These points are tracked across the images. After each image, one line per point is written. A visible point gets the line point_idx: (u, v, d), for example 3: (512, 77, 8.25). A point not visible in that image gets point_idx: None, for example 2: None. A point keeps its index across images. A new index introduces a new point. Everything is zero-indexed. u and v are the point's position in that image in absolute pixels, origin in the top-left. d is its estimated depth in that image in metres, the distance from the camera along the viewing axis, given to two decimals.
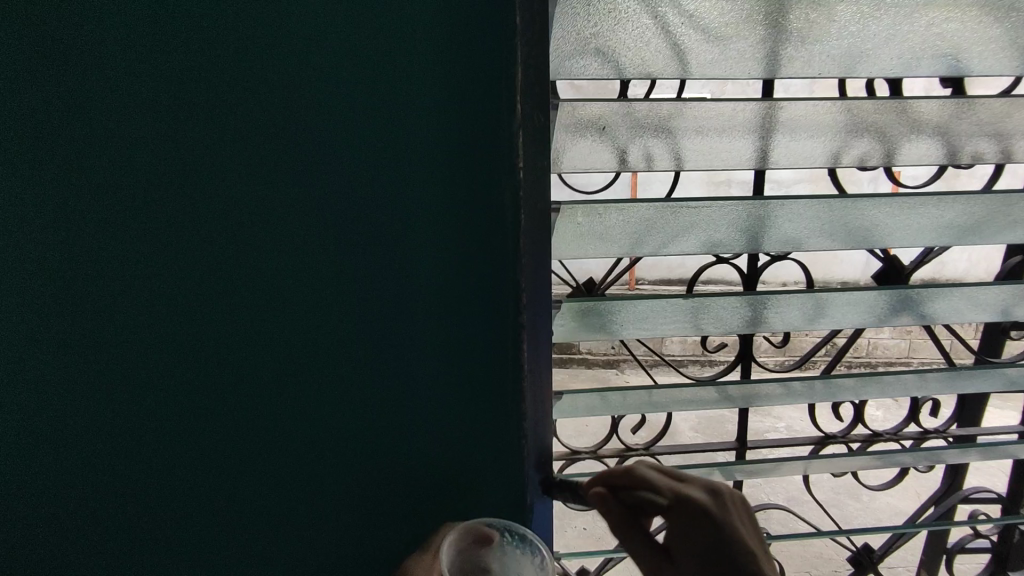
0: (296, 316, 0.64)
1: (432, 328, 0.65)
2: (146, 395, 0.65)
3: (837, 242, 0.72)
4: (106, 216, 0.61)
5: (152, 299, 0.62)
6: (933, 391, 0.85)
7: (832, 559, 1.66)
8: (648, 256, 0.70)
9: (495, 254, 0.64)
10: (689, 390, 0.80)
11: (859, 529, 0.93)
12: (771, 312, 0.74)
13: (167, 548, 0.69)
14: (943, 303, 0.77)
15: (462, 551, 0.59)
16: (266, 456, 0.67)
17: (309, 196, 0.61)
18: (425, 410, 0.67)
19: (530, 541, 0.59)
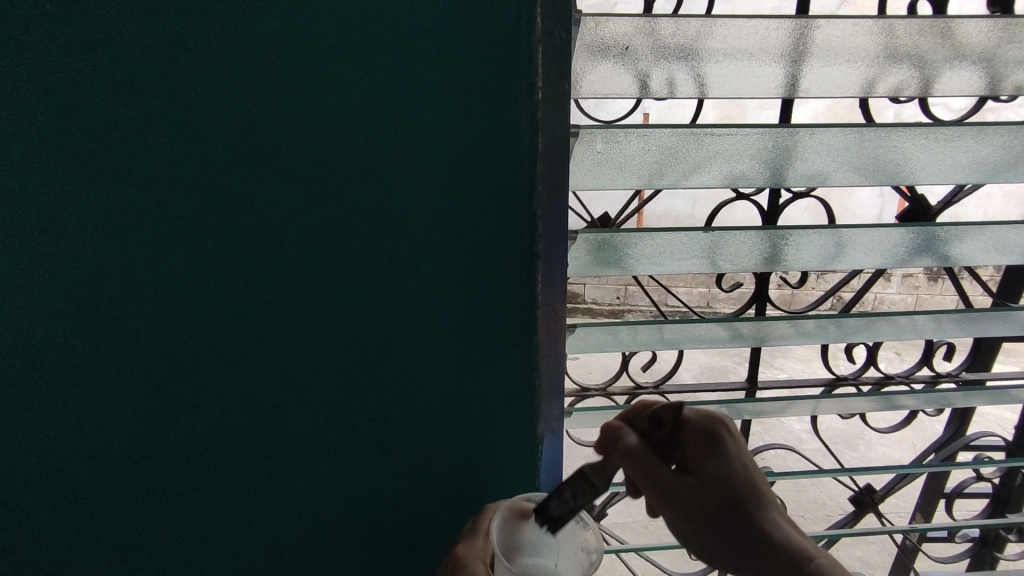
0: (309, 240, 0.63)
1: (446, 256, 0.64)
2: (160, 315, 0.65)
3: (865, 177, 0.69)
4: (117, 134, 0.60)
5: (165, 220, 0.62)
6: (949, 334, 0.84)
7: (828, 504, 1.69)
8: (668, 187, 0.68)
9: (512, 181, 0.63)
10: (701, 328, 0.79)
11: (863, 469, 0.94)
12: (790, 249, 0.73)
13: (183, 469, 0.71)
14: (969, 244, 0.75)
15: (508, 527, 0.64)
16: (281, 380, 0.68)
17: (324, 114, 0.59)
18: (437, 337, 0.67)
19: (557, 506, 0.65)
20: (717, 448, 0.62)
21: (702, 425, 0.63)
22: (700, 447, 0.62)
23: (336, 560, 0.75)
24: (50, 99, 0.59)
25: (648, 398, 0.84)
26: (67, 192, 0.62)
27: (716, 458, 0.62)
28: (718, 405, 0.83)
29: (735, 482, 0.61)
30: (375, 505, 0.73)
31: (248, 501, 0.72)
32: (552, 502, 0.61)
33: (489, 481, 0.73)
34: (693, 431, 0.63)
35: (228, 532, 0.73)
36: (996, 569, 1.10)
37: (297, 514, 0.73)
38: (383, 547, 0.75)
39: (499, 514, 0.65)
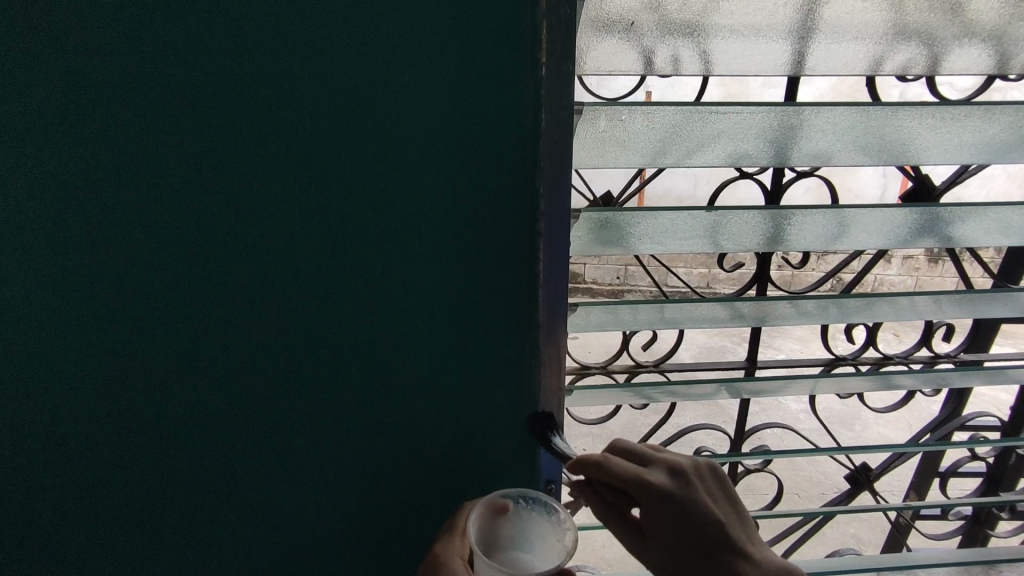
0: (311, 218, 0.63)
1: (449, 235, 0.64)
2: (160, 293, 0.65)
3: (869, 157, 0.69)
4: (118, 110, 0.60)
5: (167, 198, 0.62)
6: (948, 315, 0.84)
7: (822, 483, 1.72)
8: (671, 167, 0.67)
9: (515, 159, 0.62)
10: (702, 307, 0.79)
11: (860, 448, 0.95)
12: (792, 229, 0.72)
13: (189, 445, 0.72)
14: (970, 225, 0.75)
15: (486, 524, 0.65)
16: (283, 357, 0.68)
17: (324, 90, 0.59)
18: (438, 316, 0.67)
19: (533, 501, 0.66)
20: (668, 525, 0.55)
21: (646, 502, 0.56)
22: (651, 520, 0.56)
23: (340, 534, 0.76)
24: (49, 74, 0.58)
25: (648, 376, 0.85)
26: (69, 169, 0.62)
27: (666, 533, 0.56)
28: (717, 384, 0.83)
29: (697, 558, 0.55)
30: (377, 480, 0.74)
31: (252, 477, 0.73)
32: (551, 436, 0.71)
33: (491, 458, 0.74)
34: (648, 505, 0.56)
35: (233, 509, 0.75)
36: (988, 545, 1.12)
37: (301, 489, 0.74)
38: (386, 522, 0.76)
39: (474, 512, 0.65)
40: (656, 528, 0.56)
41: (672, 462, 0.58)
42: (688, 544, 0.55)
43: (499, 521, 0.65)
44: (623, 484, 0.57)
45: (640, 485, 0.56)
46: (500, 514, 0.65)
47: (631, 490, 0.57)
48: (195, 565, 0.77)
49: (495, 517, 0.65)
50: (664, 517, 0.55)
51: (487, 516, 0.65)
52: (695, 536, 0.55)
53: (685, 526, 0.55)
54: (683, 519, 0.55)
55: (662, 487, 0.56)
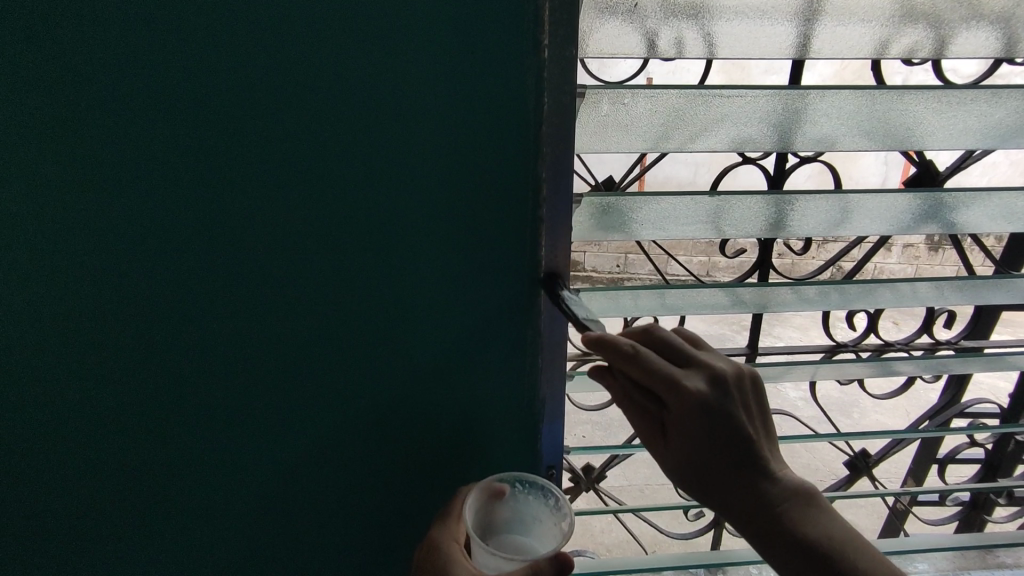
0: (312, 202, 0.63)
1: (451, 220, 0.64)
2: (160, 277, 0.65)
3: (874, 142, 0.68)
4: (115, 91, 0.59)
5: (166, 182, 0.62)
6: (950, 302, 0.84)
7: (820, 470, 1.73)
8: (674, 152, 0.67)
9: (517, 143, 0.62)
10: (703, 293, 0.79)
11: (860, 435, 0.95)
12: (795, 214, 0.72)
13: (191, 431, 0.72)
14: (974, 211, 0.75)
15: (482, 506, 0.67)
16: (283, 342, 0.68)
17: (324, 72, 0.58)
18: (439, 301, 0.67)
19: (531, 483, 0.67)
20: (695, 432, 0.55)
21: (678, 407, 0.55)
22: (679, 426, 0.56)
23: (342, 518, 0.77)
24: (45, 55, 0.57)
25: None
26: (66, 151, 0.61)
27: (691, 439, 0.55)
28: None
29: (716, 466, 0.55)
30: (379, 464, 0.74)
31: (255, 461, 0.73)
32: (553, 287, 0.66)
33: (492, 443, 0.75)
34: (679, 412, 0.55)
35: (237, 494, 0.75)
36: (984, 530, 1.13)
37: (303, 473, 0.74)
38: (388, 507, 0.76)
39: (471, 497, 0.67)
40: (682, 433, 0.56)
41: (710, 368, 0.56)
42: (715, 448, 0.55)
43: (496, 503, 0.67)
44: (655, 385, 0.55)
45: (674, 390, 0.55)
46: (497, 497, 0.67)
47: (662, 393, 0.55)
48: (197, 549, 0.78)
49: (492, 499, 0.67)
50: (694, 425, 0.55)
51: (483, 500, 0.67)
52: (722, 445, 0.55)
53: (713, 435, 0.55)
54: (715, 428, 0.54)
55: (699, 396, 0.54)
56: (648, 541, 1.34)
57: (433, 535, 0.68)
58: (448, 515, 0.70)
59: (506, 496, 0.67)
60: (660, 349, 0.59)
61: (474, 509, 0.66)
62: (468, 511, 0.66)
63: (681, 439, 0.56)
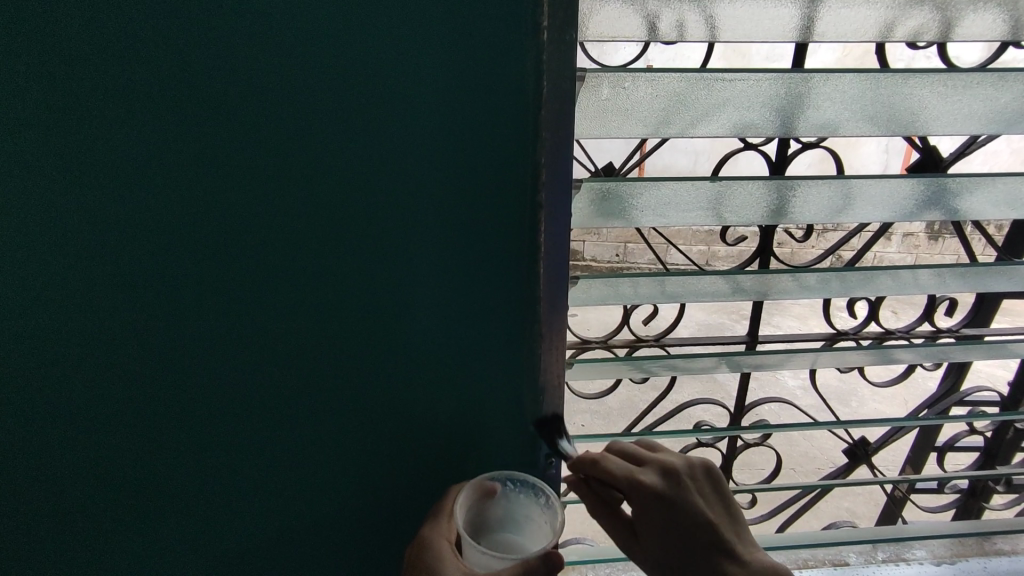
0: (308, 188, 0.62)
1: (449, 206, 0.63)
2: (154, 264, 0.65)
3: (877, 126, 0.67)
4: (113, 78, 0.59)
5: (162, 168, 0.61)
6: (952, 289, 0.84)
7: (818, 458, 1.73)
8: (675, 137, 0.66)
9: (516, 127, 0.61)
10: (703, 281, 0.78)
11: (860, 422, 0.95)
12: (796, 201, 0.71)
13: (190, 419, 0.71)
14: (978, 197, 0.74)
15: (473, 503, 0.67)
16: (280, 329, 0.68)
17: (319, 55, 0.57)
18: (436, 288, 0.66)
19: (524, 481, 0.68)
20: (658, 525, 0.60)
21: (639, 504, 0.61)
22: (644, 521, 0.61)
23: (342, 506, 0.77)
24: (39, 40, 0.57)
25: (648, 350, 0.85)
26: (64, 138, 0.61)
27: (656, 532, 0.61)
28: (718, 358, 0.82)
29: (687, 554, 0.60)
30: (377, 452, 0.74)
31: (253, 450, 0.73)
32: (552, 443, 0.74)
33: (491, 431, 0.74)
34: (641, 507, 0.61)
35: (236, 483, 0.75)
36: (982, 518, 1.13)
37: (301, 461, 0.74)
38: (387, 496, 0.76)
39: (463, 493, 0.67)
40: (647, 527, 0.61)
41: (667, 464, 0.62)
42: (671, 542, 0.60)
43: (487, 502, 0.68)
44: (617, 486, 0.62)
45: (633, 487, 0.61)
46: (489, 496, 0.68)
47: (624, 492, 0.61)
48: (195, 537, 0.77)
49: (483, 498, 0.68)
50: (656, 520, 0.60)
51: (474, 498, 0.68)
52: (686, 535, 0.60)
53: (675, 526, 0.60)
54: (677, 519, 0.60)
55: (656, 491, 0.60)
56: None
57: (424, 532, 0.68)
58: (441, 513, 0.70)
59: (498, 495, 0.68)
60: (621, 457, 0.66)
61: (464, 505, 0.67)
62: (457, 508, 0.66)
63: (648, 533, 0.61)
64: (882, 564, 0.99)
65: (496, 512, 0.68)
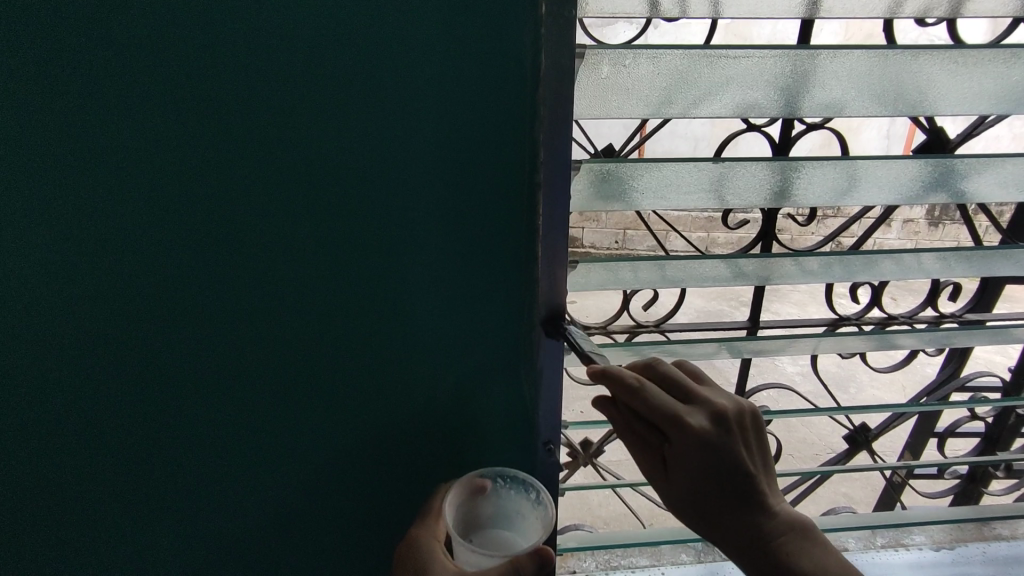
0: (302, 170, 0.61)
1: (446, 189, 0.62)
2: (145, 247, 0.63)
3: (883, 107, 0.66)
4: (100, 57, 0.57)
5: (153, 151, 0.60)
6: (957, 273, 0.83)
7: (816, 444, 1.74)
8: (676, 117, 0.64)
9: (514, 107, 0.59)
10: (704, 265, 0.77)
11: (861, 408, 0.94)
12: (800, 182, 0.70)
13: (184, 407, 0.71)
14: (985, 178, 0.72)
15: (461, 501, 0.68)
16: (274, 314, 0.66)
17: (312, 33, 0.56)
18: (433, 272, 0.65)
19: (512, 478, 0.68)
20: (695, 467, 0.56)
21: (682, 442, 0.56)
22: (680, 461, 0.57)
23: (339, 494, 0.76)
24: (24, 17, 0.55)
25: (648, 336, 0.84)
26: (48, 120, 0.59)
27: (690, 473, 0.57)
28: (719, 344, 0.81)
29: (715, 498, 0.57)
30: (374, 439, 0.73)
31: (249, 438, 0.72)
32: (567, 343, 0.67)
33: (490, 418, 0.73)
34: (683, 447, 0.56)
35: (232, 471, 0.74)
36: (981, 503, 1.13)
37: (297, 448, 0.73)
38: (385, 484, 0.75)
39: (451, 492, 0.68)
40: (682, 466, 0.57)
41: (714, 405, 0.58)
42: (708, 488, 0.57)
43: (476, 499, 0.68)
44: (662, 419, 0.57)
45: (681, 425, 0.56)
46: (477, 492, 0.68)
47: (667, 427, 0.57)
48: (190, 525, 0.76)
49: (472, 494, 0.68)
50: (694, 460, 0.56)
51: (462, 494, 0.68)
52: (721, 479, 0.57)
53: (712, 471, 0.56)
54: (715, 464, 0.56)
55: (703, 434, 0.56)
56: (645, 514, 1.34)
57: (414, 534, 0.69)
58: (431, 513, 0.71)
59: (488, 491, 0.68)
60: (665, 385, 0.60)
61: (451, 503, 0.67)
62: (446, 507, 0.67)
63: (681, 472, 0.57)
64: (881, 550, 0.99)
65: (486, 508, 0.69)
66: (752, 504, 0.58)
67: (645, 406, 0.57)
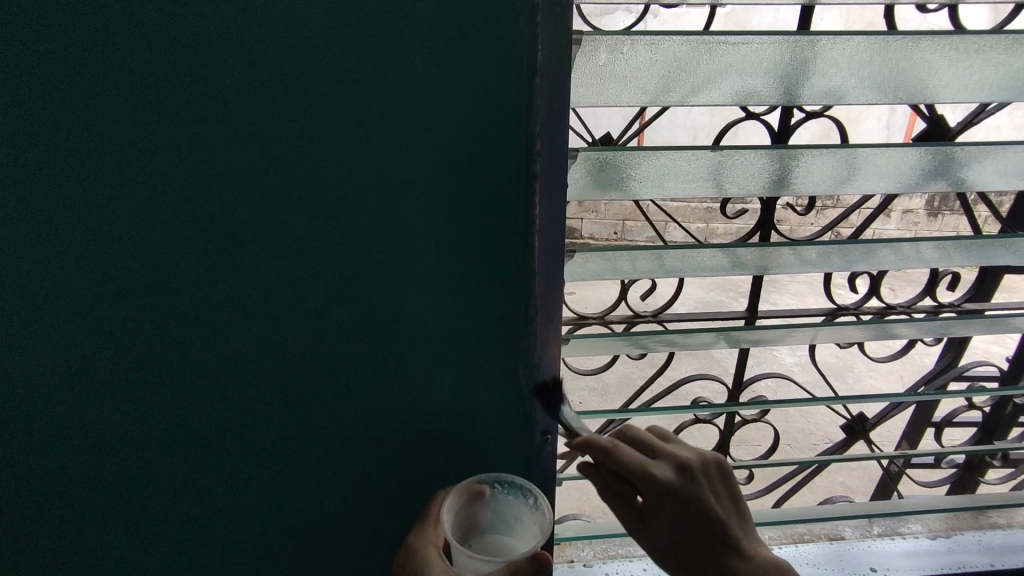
0: (297, 158, 0.60)
1: (442, 178, 0.61)
2: (139, 238, 0.63)
3: (883, 94, 0.65)
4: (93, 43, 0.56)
5: (148, 139, 0.59)
6: (955, 262, 0.82)
7: (814, 434, 1.74)
8: (675, 106, 0.63)
9: (510, 94, 0.59)
10: (703, 255, 0.76)
11: (859, 398, 0.94)
12: (799, 171, 0.69)
13: (179, 399, 0.70)
14: (985, 167, 0.72)
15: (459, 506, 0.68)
16: (268, 305, 0.66)
17: (306, 20, 0.55)
18: (429, 262, 0.65)
19: (512, 483, 0.69)
20: (668, 516, 0.62)
21: (653, 493, 0.62)
22: (654, 510, 0.62)
23: (336, 485, 0.76)
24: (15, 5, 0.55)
25: (646, 326, 0.84)
26: (42, 108, 0.58)
27: (665, 522, 0.62)
28: (717, 333, 0.81)
29: (691, 543, 0.62)
30: (370, 430, 0.73)
31: (245, 430, 0.72)
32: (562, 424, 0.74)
33: (487, 408, 0.73)
34: (655, 497, 0.62)
35: (228, 464, 0.74)
36: (977, 492, 1.14)
37: (293, 439, 0.73)
38: (381, 474, 0.75)
39: (450, 496, 0.68)
40: (657, 514, 0.62)
41: (682, 458, 0.64)
42: (683, 534, 0.62)
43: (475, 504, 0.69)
44: (633, 475, 0.63)
45: (650, 477, 0.62)
46: (476, 497, 0.69)
47: (639, 481, 0.63)
48: (186, 517, 0.76)
49: (471, 499, 0.69)
50: (667, 509, 0.62)
51: (461, 498, 0.69)
52: (693, 525, 0.62)
53: (684, 516, 0.62)
54: (686, 510, 0.62)
55: (670, 483, 0.62)
56: None
57: (411, 540, 0.69)
58: (428, 520, 0.71)
59: (486, 497, 0.69)
60: (636, 445, 0.67)
61: (450, 507, 0.68)
62: (444, 512, 0.67)
63: (656, 521, 0.63)
64: (877, 538, 0.99)
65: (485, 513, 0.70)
66: (726, 545, 0.62)
67: (617, 461, 0.63)
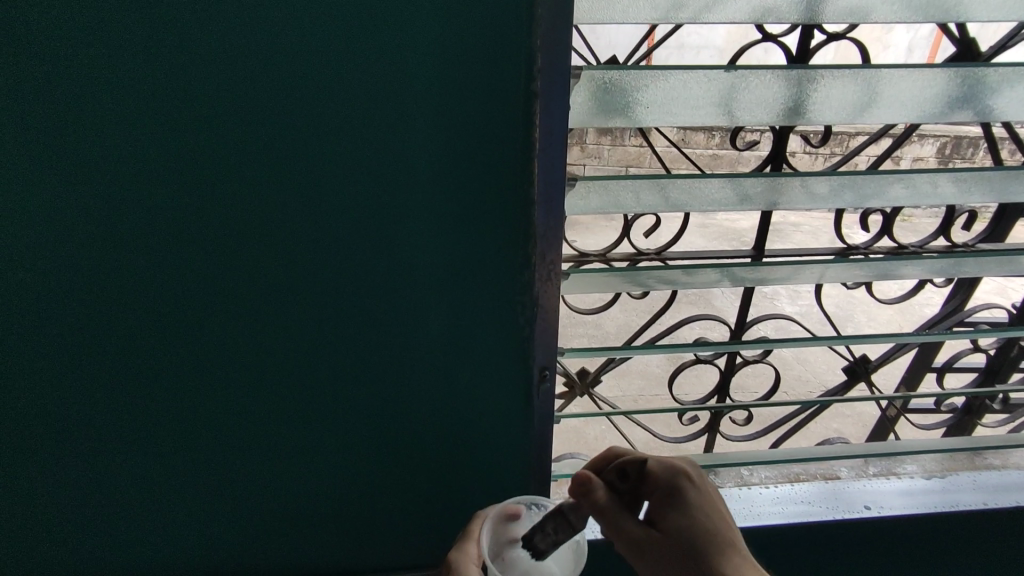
0: (283, 77, 0.56)
1: (437, 99, 0.57)
2: (120, 162, 0.60)
3: (911, 11, 0.60)
4: None
5: (124, 54, 0.56)
6: (974, 198, 0.79)
7: (811, 380, 1.75)
8: (687, 23, 0.59)
9: (510, 5, 0.54)
10: (710, 187, 0.73)
11: (865, 339, 0.92)
12: (816, 96, 0.65)
13: (170, 333, 0.69)
14: (1016, 94, 0.67)
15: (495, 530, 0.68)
16: (255, 237, 0.63)
17: None
18: (420, 191, 0.62)
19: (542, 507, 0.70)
20: (682, 495, 0.63)
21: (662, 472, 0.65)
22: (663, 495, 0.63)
23: (333, 420, 0.75)
24: None
25: (648, 264, 0.82)
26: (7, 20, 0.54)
27: (678, 506, 0.62)
28: (721, 271, 0.79)
29: (706, 525, 0.61)
30: (365, 365, 0.72)
31: (240, 366, 0.71)
32: (536, 536, 0.63)
33: (484, 346, 0.71)
34: (658, 481, 0.64)
35: (224, 399, 0.73)
36: (973, 434, 1.14)
37: (286, 374, 0.72)
38: (376, 408, 0.75)
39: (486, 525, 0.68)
40: (663, 499, 0.63)
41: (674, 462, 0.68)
42: (692, 518, 0.61)
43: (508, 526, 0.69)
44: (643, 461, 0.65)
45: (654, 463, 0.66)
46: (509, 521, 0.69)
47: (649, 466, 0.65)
48: (182, 451, 0.76)
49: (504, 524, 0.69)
50: (674, 489, 0.63)
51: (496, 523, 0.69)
52: (700, 509, 0.62)
53: (689, 499, 0.62)
54: (689, 489, 0.63)
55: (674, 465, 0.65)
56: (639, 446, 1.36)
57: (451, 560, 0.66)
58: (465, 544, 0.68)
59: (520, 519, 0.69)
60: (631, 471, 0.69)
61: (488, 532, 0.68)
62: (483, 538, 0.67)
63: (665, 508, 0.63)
64: (872, 478, 0.99)
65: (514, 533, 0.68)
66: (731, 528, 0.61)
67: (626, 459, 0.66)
